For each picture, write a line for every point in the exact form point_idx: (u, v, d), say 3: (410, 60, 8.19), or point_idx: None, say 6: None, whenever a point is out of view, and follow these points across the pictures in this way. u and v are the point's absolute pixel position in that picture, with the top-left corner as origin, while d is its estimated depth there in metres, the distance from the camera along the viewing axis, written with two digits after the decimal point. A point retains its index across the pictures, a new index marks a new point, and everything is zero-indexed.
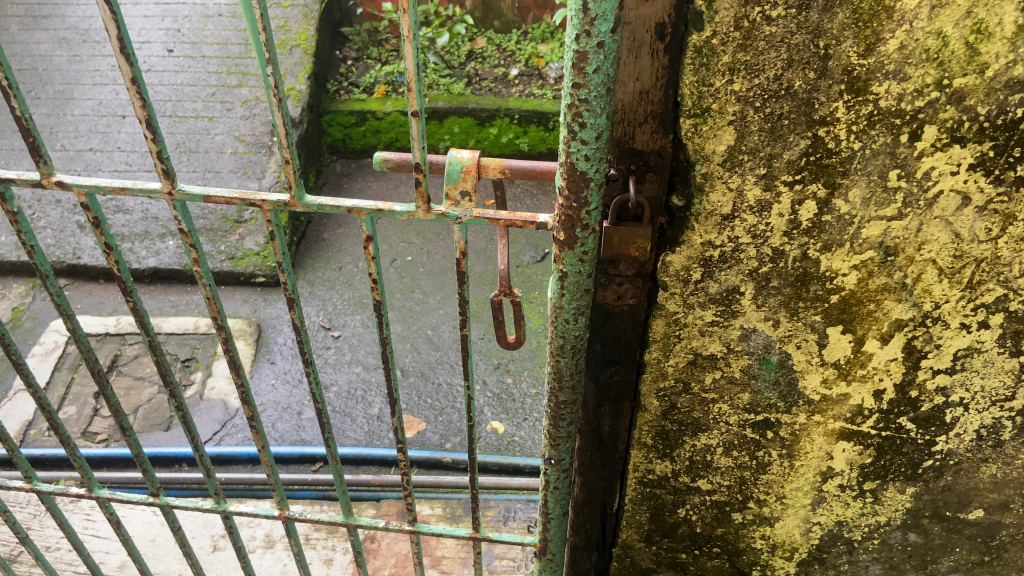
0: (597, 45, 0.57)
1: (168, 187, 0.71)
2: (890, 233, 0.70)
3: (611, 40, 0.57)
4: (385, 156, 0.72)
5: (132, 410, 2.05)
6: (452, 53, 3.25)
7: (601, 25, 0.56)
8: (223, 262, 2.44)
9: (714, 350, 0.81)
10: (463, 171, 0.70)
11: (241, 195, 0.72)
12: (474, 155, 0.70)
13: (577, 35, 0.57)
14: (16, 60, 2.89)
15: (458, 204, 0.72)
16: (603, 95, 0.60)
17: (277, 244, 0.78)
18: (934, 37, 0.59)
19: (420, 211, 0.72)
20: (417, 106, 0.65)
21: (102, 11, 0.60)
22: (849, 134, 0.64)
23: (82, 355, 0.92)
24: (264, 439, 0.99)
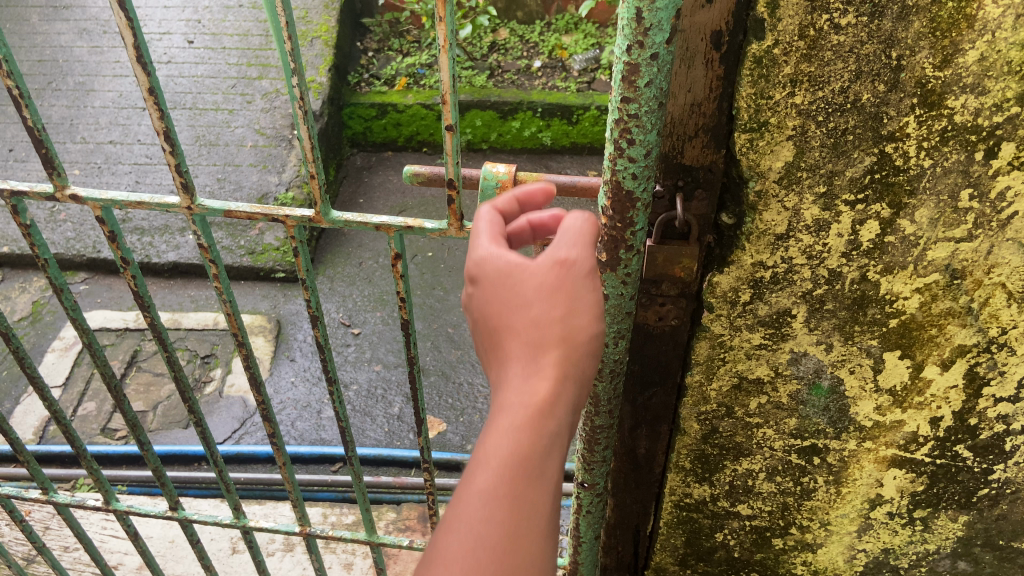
0: (651, 58, 0.53)
1: (188, 202, 0.68)
2: (957, 255, 0.65)
3: (665, 52, 0.53)
4: (416, 170, 0.68)
5: (152, 407, 2.03)
6: (474, 44, 3.21)
7: (656, 36, 0.52)
8: (242, 257, 2.42)
9: (761, 374, 0.77)
10: (498, 186, 0.66)
11: (264, 210, 0.69)
12: (510, 170, 0.65)
13: (629, 46, 0.53)
14: (36, 51, 2.87)
15: None
16: (655, 110, 0.56)
17: (299, 260, 0.74)
18: (1018, 49, 0.54)
19: (452, 228, 0.68)
20: (451, 120, 0.61)
21: (117, 18, 0.56)
22: (919, 151, 0.59)
23: (99, 369, 0.89)
24: (286, 456, 0.97)
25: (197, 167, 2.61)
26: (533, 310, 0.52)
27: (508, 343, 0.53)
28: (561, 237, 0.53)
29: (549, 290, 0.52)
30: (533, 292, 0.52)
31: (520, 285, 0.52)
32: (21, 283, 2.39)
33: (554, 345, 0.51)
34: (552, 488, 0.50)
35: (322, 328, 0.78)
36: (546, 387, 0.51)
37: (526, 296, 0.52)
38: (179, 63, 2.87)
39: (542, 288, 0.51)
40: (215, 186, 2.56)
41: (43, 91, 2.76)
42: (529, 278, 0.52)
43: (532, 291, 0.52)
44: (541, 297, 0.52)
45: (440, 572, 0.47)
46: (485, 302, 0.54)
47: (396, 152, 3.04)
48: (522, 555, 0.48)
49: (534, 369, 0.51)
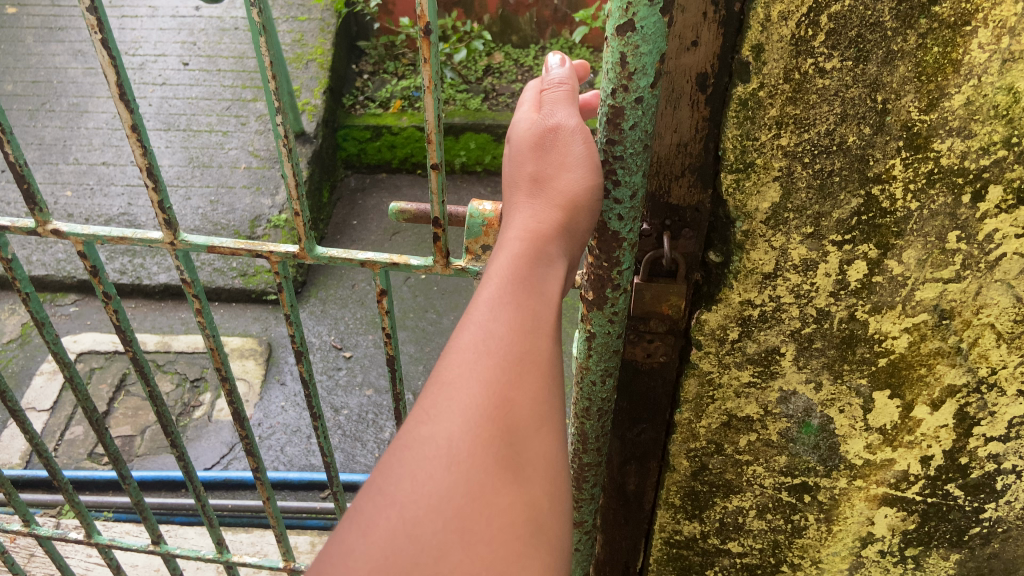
0: (636, 101, 0.53)
1: (170, 238, 0.68)
2: (945, 296, 0.65)
3: (650, 95, 0.53)
4: (402, 207, 0.68)
5: (140, 432, 2.01)
6: (469, 68, 3.22)
7: (640, 80, 0.52)
8: (234, 279, 2.41)
9: (750, 412, 0.76)
10: (485, 224, 0.65)
11: (247, 246, 0.69)
12: (496, 208, 0.65)
13: (613, 89, 0.53)
14: (31, 72, 2.88)
15: (478, 258, 0.68)
16: (640, 152, 0.55)
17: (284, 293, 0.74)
18: (1004, 93, 0.54)
19: (438, 265, 0.69)
20: (436, 158, 0.62)
21: (100, 56, 0.57)
22: (906, 193, 0.59)
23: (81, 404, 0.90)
24: (270, 492, 0.98)
25: (190, 189, 2.61)
26: (532, 159, 0.54)
27: (511, 196, 0.55)
28: (549, 94, 0.56)
29: (542, 144, 0.54)
30: (529, 141, 0.55)
31: (517, 141, 0.55)
32: (9, 306, 2.37)
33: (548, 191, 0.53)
34: (556, 295, 0.49)
35: (306, 363, 0.78)
36: (543, 216, 0.52)
37: (526, 148, 0.55)
38: (174, 85, 2.87)
39: (535, 138, 0.54)
40: (208, 208, 2.56)
41: (37, 112, 2.76)
42: (524, 132, 0.55)
43: (529, 143, 0.55)
44: (537, 147, 0.55)
45: (452, 357, 0.44)
46: (501, 173, 0.58)
47: (390, 174, 3.04)
48: (535, 343, 0.45)
49: (534, 208, 0.53)
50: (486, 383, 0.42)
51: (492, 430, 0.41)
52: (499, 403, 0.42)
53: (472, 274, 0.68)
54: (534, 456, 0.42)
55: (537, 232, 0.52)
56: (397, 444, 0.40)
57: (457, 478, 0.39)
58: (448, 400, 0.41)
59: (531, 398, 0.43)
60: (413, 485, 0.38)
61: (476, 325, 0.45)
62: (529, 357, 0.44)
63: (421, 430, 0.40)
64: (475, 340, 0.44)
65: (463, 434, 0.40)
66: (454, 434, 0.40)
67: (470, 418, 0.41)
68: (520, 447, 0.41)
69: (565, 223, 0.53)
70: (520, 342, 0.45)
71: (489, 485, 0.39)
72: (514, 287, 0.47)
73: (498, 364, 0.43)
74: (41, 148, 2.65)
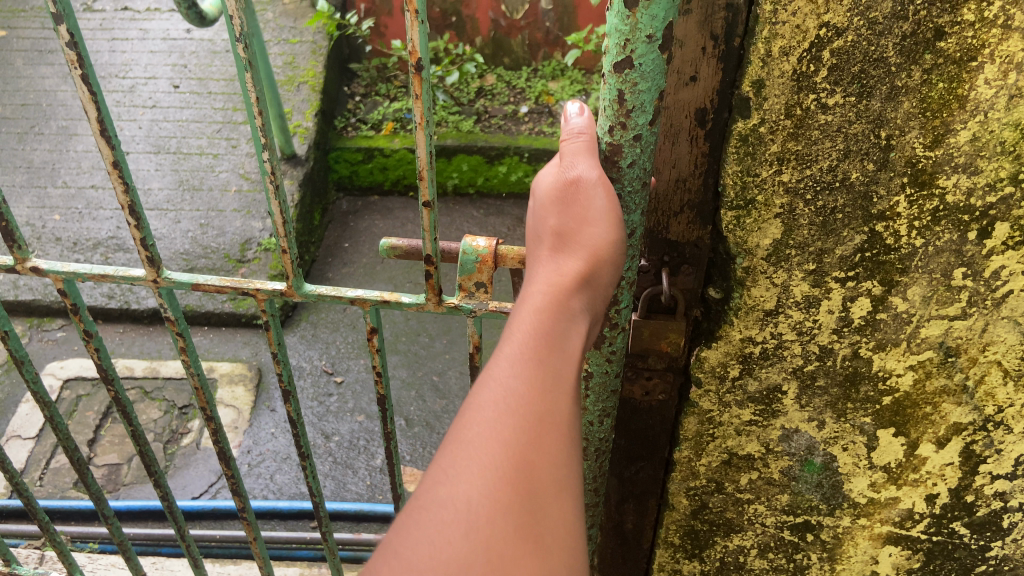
0: (634, 139, 0.51)
1: (154, 275, 0.70)
2: (951, 333, 0.63)
3: (649, 132, 0.51)
4: (394, 243, 0.66)
5: (126, 460, 1.97)
6: (461, 90, 3.22)
7: (638, 118, 0.50)
8: (224, 303, 2.38)
9: (751, 450, 0.74)
10: (479, 261, 0.64)
11: (233, 282, 0.70)
12: (491, 244, 0.64)
13: (611, 127, 0.51)
14: (20, 95, 2.86)
15: (472, 296, 0.67)
16: (639, 191, 0.54)
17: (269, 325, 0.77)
18: (1011, 129, 0.53)
19: (430, 303, 0.67)
20: (427, 196, 0.62)
21: (83, 95, 0.59)
22: (910, 230, 0.58)
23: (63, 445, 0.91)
24: (254, 529, 1.00)
25: (179, 212, 2.59)
26: (554, 212, 0.52)
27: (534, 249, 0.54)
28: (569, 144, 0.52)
29: (563, 198, 0.52)
30: (550, 195, 0.53)
31: (540, 193, 0.53)
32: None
33: (572, 245, 0.52)
34: (579, 351, 0.48)
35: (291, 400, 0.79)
36: (566, 270, 0.51)
37: (548, 202, 0.53)
38: (165, 108, 2.88)
39: (556, 191, 0.52)
40: (197, 232, 2.54)
41: (25, 135, 2.74)
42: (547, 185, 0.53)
43: (551, 196, 0.53)
44: (557, 200, 0.53)
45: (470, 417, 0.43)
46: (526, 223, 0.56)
47: (382, 196, 3.03)
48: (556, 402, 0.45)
49: (556, 262, 0.52)
50: (507, 443, 0.42)
51: (509, 493, 0.40)
52: (519, 468, 0.41)
53: (464, 312, 0.67)
54: (554, 522, 0.41)
55: (560, 287, 0.50)
56: (415, 505, 0.40)
57: (475, 545, 0.38)
58: (466, 464, 0.41)
59: (551, 461, 0.42)
60: (430, 551, 0.38)
61: (498, 383, 0.44)
62: (550, 418, 0.44)
63: (438, 492, 0.40)
64: (494, 399, 0.43)
65: (481, 500, 0.40)
66: (472, 500, 0.40)
67: (489, 481, 0.40)
68: (539, 513, 0.41)
69: (587, 277, 0.51)
70: (540, 400, 0.44)
71: (506, 555, 0.39)
72: (536, 344, 0.46)
73: (518, 427, 0.42)
74: (29, 171, 2.64)
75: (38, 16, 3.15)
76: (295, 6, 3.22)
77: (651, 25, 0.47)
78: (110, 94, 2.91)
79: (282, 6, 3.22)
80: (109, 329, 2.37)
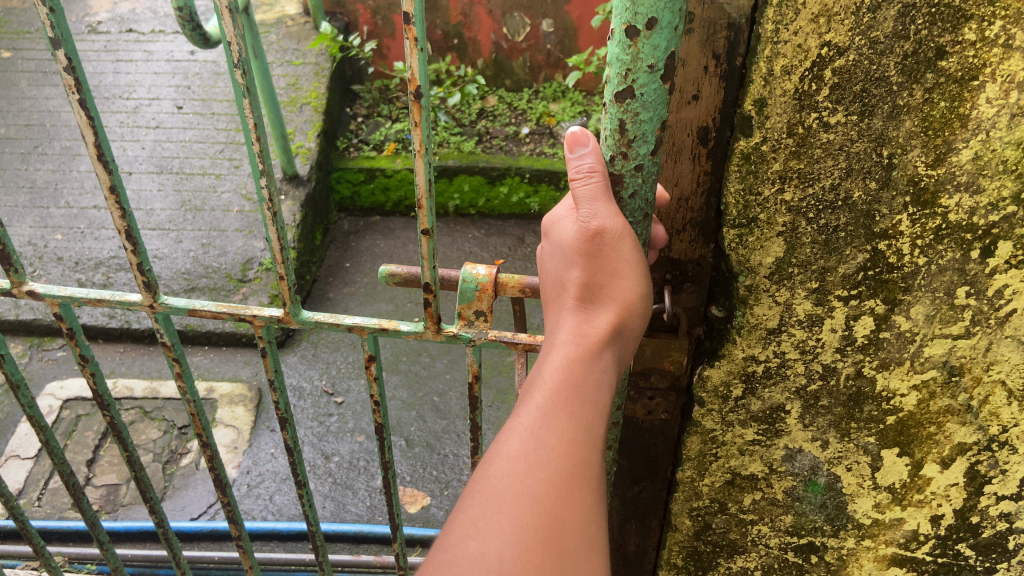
0: (635, 168, 0.52)
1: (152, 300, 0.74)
2: (955, 352, 0.63)
3: (651, 162, 0.53)
4: (392, 270, 0.67)
5: (125, 480, 1.96)
6: (463, 111, 3.24)
7: (640, 147, 0.51)
8: (224, 322, 2.38)
9: (754, 470, 0.74)
10: (479, 288, 0.66)
11: (230, 307, 0.74)
12: (491, 272, 0.65)
13: (613, 156, 0.52)
14: (25, 116, 2.88)
15: (471, 324, 0.68)
16: (640, 221, 0.56)
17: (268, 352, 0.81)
18: (1013, 148, 0.53)
19: (429, 330, 0.68)
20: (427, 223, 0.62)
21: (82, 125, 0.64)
22: (913, 249, 0.58)
23: (59, 468, 0.96)
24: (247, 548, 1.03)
25: (181, 232, 2.59)
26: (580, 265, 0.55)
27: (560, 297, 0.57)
28: (582, 188, 0.53)
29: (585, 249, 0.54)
30: (576, 249, 0.54)
31: (564, 244, 0.55)
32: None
33: (598, 299, 0.55)
34: (606, 401, 0.54)
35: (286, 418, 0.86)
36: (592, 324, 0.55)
37: (573, 253, 0.55)
38: (168, 128, 2.88)
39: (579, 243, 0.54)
40: (199, 251, 2.54)
41: (29, 156, 2.76)
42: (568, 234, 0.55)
43: (575, 247, 0.55)
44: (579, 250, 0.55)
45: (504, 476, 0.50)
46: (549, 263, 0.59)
47: (384, 217, 3.04)
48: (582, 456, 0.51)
49: (583, 316, 0.56)
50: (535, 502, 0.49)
51: (537, 550, 0.47)
52: (547, 525, 0.48)
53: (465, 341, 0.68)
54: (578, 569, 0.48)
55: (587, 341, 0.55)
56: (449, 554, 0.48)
57: None
58: (499, 523, 0.48)
59: (576, 515, 0.49)
60: None
61: (529, 444, 0.51)
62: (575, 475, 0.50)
63: (471, 546, 0.48)
64: (524, 460, 0.50)
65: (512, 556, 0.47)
66: (504, 556, 0.47)
67: (518, 540, 0.48)
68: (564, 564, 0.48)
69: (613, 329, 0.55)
70: (569, 457, 0.51)
71: None
72: (564, 403, 0.52)
73: (546, 489, 0.49)
74: (32, 192, 2.65)
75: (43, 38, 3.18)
76: (298, 29, 3.25)
77: (653, 55, 0.47)
78: (114, 115, 2.92)
79: (285, 28, 3.26)
80: (109, 349, 2.36)
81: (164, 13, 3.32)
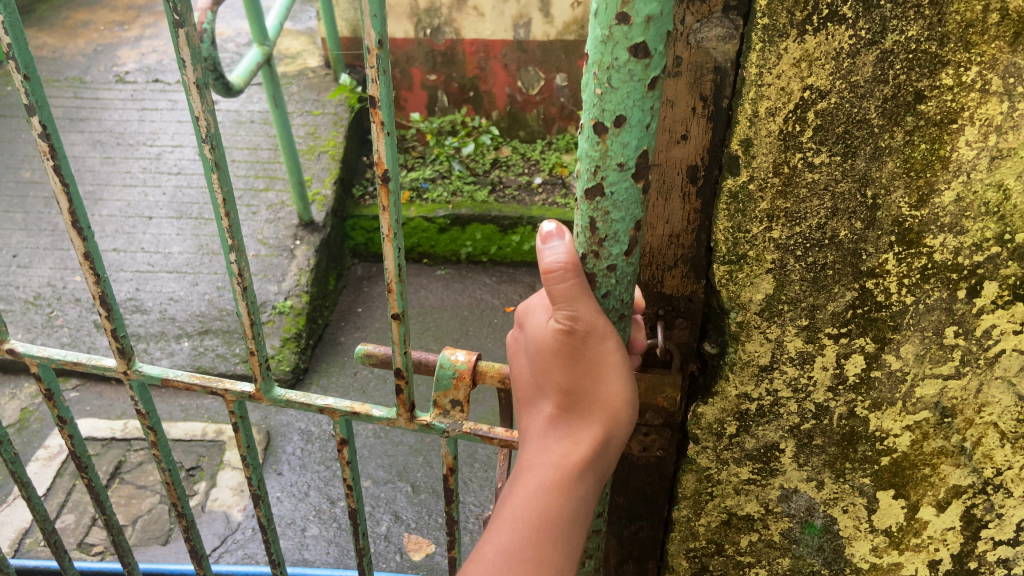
0: (608, 266, 0.56)
1: (125, 367, 0.85)
2: (945, 393, 0.63)
3: (622, 262, 0.56)
4: (369, 349, 0.76)
5: (131, 521, 1.96)
6: (478, 161, 3.30)
7: (612, 246, 0.55)
8: (236, 364, 2.38)
9: (750, 510, 0.74)
10: (456, 374, 0.73)
11: (202, 380, 0.84)
12: (469, 360, 0.73)
13: (584, 254, 0.56)
14: (50, 161, 2.96)
15: (448, 411, 0.76)
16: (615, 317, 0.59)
17: (239, 426, 0.88)
18: (994, 189, 0.54)
19: (405, 414, 0.76)
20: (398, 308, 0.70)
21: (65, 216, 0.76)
22: (900, 288, 0.59)
23: (39, 527, 1.09)
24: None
25: (197, 275, 2.63)
26: (561, 372, 0.59)
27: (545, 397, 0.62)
28: (559, 297, 0.56)
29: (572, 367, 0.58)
30: (560, 356, 0.58)
31: (547, 349, 0.59)
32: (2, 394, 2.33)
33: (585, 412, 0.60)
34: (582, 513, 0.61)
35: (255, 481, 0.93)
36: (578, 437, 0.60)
37: (554, 358, 0.59)
38: (189, 175, 2.96)
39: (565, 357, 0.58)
40: (214, 295, 2.57)
41: (53, 199, 2.83)
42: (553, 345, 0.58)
43: (560, 355, 0.59)
44: (566, 363, 0.59)
45: None
46: (528, 357, 0.62)
47: None
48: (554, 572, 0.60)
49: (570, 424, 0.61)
50: None
51: None
52: None
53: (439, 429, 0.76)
54: None
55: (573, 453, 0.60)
56: None
57: None
58: None
59: None
60: None
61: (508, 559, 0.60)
62: None
63: None
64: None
65: None
66: None
67: None
68: None
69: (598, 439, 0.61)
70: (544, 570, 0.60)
71: None
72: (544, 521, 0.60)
73: None
74: (54, 235, 2.71)
75: (72, 86, 3.29)
76: (318, 80, 3.35)
77: (623, 153, 0.51)
78: (137, 160, 3.00)
79: (306, 79, 3.36)
80: (121, 389, 2.38)
81: None
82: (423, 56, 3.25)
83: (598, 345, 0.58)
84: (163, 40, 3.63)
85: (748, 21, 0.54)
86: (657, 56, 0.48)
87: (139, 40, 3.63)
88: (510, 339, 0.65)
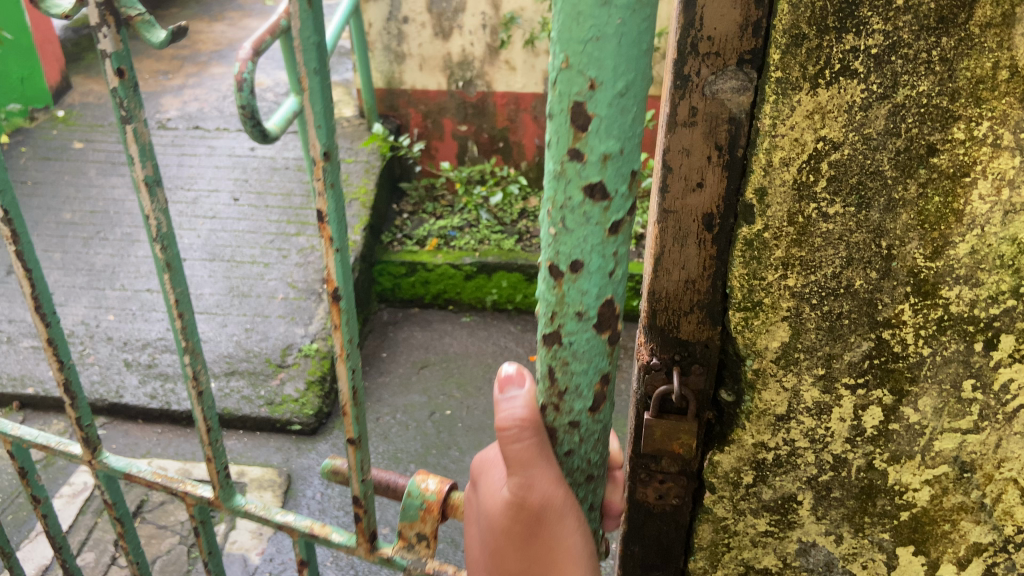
0: (572, 415, 0.61)
1: (90, 457, 1.06)
2: (966, 447, 0.65)
3: (588, 415, 0.61)
4: (336, 466, 0.89)
5: (150, 560, 1.97)
6: (505, 210, 3.32)
7: (571, 397, 0.60)
8: (261, 407, 2.41)
9: (768, 564, 0.76)
10: (425, 504, 0.83)
11: (164, 480, 1.03)
12: (439, 494, 0.83)
13: (545, 403, 0.61)
14: (90, 204, 3.06)
15: (415, 543, 0.87)
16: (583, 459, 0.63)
17: (198, 527, 1.05)
18: (1008, 243, 0.58)
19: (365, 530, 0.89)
20: (357, 434, 0.82)
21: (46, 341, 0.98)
22: (917, 339, 0.62)
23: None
24: None
25: (227, 316, 2.68)
26: (515, 548, 0.63)
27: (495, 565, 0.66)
28: (516, 472, 0.60)
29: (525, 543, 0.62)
30: (513, 531, 0.63)
31: (499, 522, 0.63)
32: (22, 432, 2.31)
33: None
34: None
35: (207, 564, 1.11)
36: None
37: (505, 529, 0.63)
38: (223, 219, 3.03)
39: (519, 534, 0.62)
40: (242, 336, 2.61)
41: (90, 240, 2.91)
42: (507, 522, 0.63)
43: (512, 530, 0.63)
44: (518, 538, 0.63)
45: None
46: (482, 522, 0.66)
47: (423, 308, 3.12)
48: None
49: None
50: None
51: None
52: None
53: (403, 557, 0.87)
54: None
55: None
56: None
57: None
58: None
59: None
60: None
61: None
62: None
63: None
64: None
65: None
66: None
67: None
68: None
69: None
70: None
71: None
72: None
73: None
74: (91, 275, 2.78)
75: (116, 132, 3.42)
76: (352, 129, 3.44)
77: (581, 303, 0.55)
78: (174, 204, 3.09)
79: (340, 128, 3.45)
80: (147, 429, 2.42)
81: (229, 113, 3.56)
82: (454, 108, 3.36)
83: (555, 523, 0.62)
84: (204, 89, 3.76)
85: (762, 74, 0.57)
86: (617, 198, 0.52)
87: (182, 89, 3.77)
88: (468, 493, 0.70)
